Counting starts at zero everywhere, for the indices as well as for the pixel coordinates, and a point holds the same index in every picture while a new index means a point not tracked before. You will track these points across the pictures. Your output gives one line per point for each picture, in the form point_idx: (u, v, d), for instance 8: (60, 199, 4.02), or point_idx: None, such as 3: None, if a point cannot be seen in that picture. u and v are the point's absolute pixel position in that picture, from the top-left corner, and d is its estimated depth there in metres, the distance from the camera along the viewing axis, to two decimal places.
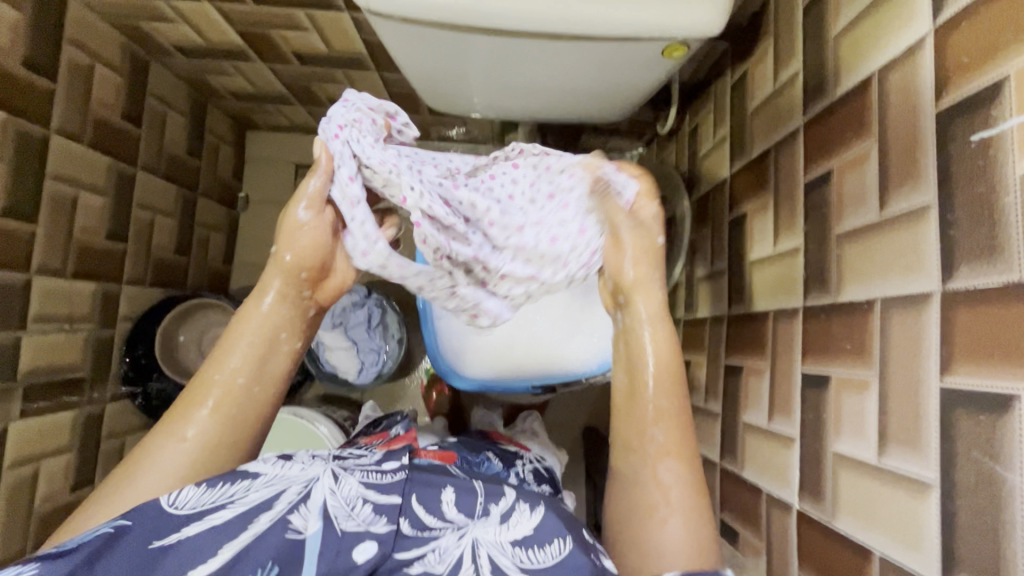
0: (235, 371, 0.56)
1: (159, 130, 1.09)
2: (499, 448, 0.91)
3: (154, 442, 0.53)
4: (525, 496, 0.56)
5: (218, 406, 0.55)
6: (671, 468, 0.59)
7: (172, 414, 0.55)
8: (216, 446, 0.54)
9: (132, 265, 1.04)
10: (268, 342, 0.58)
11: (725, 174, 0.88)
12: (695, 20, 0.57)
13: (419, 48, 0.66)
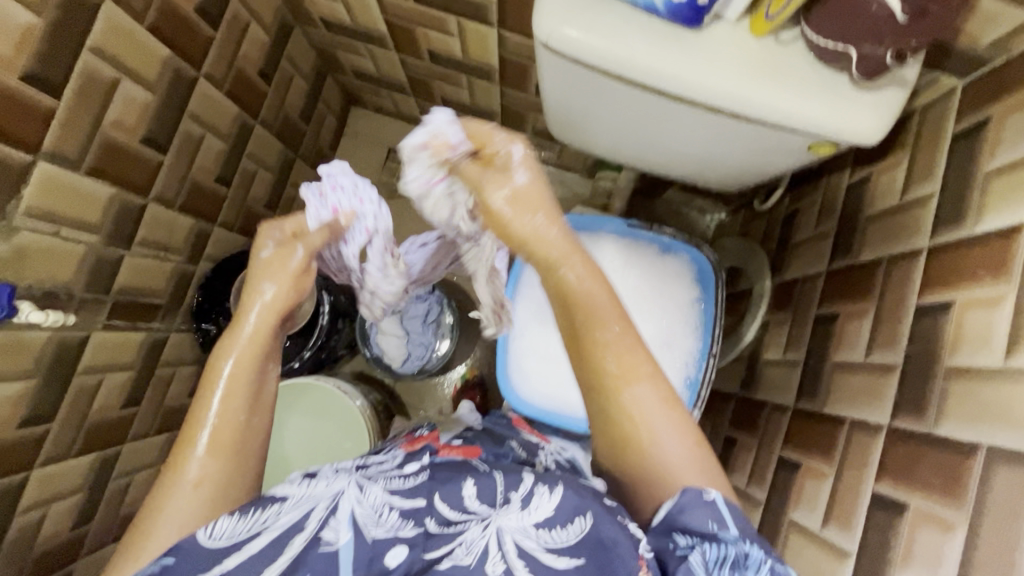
0: (231, 412, 0.55)
1: (284, 91, 1.15)
2: (521, 437, 0.80)
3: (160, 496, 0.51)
4: (543, 479, 0.55)
5: (215, 448, 0.53)
6: (650, 392, 0.54)
7: (169, 468, 0.53)
8: (227, 484, 0.53)
9: (228, 210, 1.09)
10: (256, 364, 0.57)
11: (820, 268, 0.88)
12: (852, 128, 0.58)
13: (575, 88, 0.69)
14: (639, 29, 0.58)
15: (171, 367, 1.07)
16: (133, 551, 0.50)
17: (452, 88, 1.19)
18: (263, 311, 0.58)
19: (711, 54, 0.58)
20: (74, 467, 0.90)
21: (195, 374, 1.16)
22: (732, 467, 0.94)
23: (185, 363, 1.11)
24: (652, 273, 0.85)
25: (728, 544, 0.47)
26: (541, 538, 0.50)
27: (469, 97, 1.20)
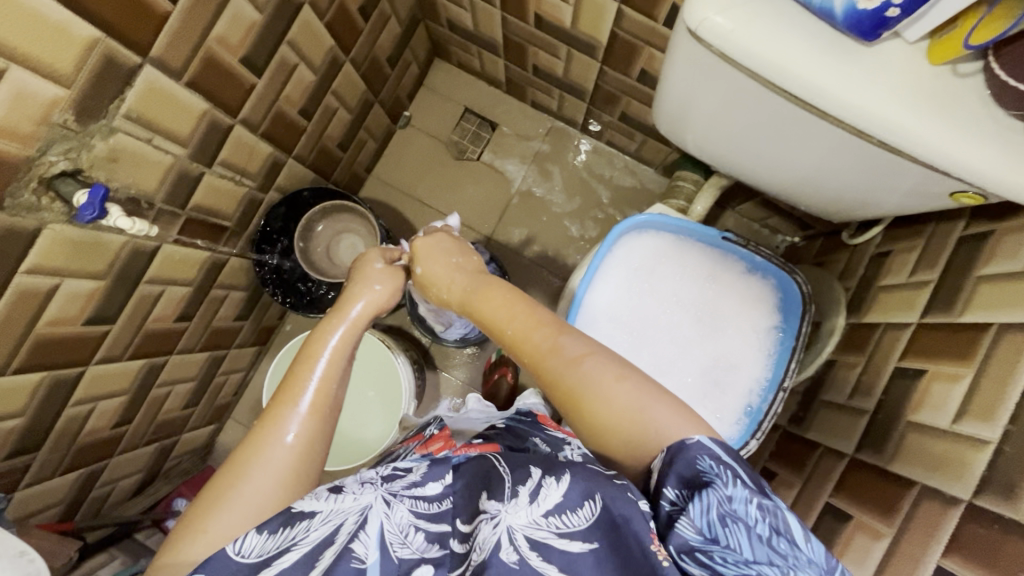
0: (325, 376, 0.62)
1: (378, 32, 1.11)
2: (546, 434, 0.76)
3: (243, 462, 0.55)
4: (550, 466, 0.52)
5: (312, 410, 0.60)
6: (598, 364, 0.59)
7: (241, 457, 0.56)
8: (305, 456, 0.58)
9: (304, 144, 1.08)
10: (350, 346, 0.67)
11: (909, 318, 0.82)
12: (1008, 180, 0.53)
13: (706, 83, 0.64)
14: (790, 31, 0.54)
15: (226, 289, 1.08)
16: (204, 510, 0.53)
17: (547, 57, 1.14)
18: (344, 325, 0.68)
19: (864, 72, 0.54)
20: (123, 371, 0.92)
21: (244, 300, 1.17)
22: None
23: (240, 287, 1.13)
24: (736, 292, 0.83)
25: (711, 492, 0.44)
26: (552, 527, 0.48)
27: (563, 69, 1.15)
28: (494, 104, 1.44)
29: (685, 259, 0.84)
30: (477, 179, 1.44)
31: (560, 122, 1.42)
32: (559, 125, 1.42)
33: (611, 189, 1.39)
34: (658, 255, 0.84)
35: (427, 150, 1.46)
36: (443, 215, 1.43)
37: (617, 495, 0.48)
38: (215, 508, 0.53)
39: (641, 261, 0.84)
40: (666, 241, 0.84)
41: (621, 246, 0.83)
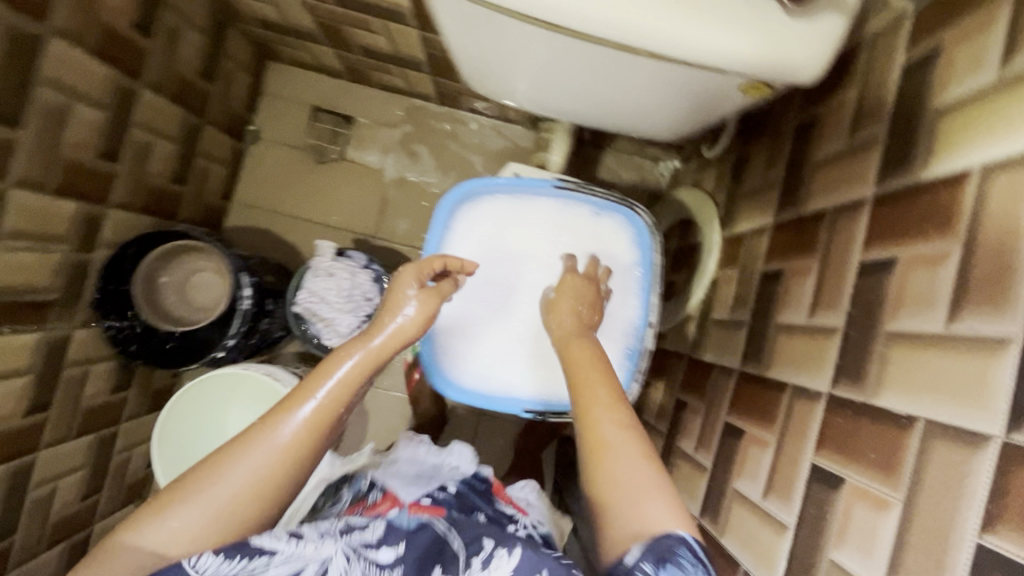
0: (334, 403, 0.55)
1: (173, 43, 1.01)
2: (493, 508, 0.71)
3: (242, 444, 0.52)
4: (505, 542, 0.53)
5: (311, 430, 0.53)
6: (628, 446, 0.56)
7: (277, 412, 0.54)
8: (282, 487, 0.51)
9: (123, 189, 0.98)
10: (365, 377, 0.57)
11: (767, 221, 0.82)
12: (776, 53, 0.51)
13: (475, 27, 0.60)
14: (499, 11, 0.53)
15: (82, 366, 0.98)
16: (216, 463, 0.51)
17: (369, 34, 1.05)
18: (360, 362, 0.57)
19: (579, 17, 0.50)
20: None
21: (115, 369, 1.07)
22: (680, 432, 0.92)
23: (101, 358, 1.02)
24: (587, 234, 0.79)
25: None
26: None
27: (390, 45, 1.07)
28: (345, 97, 1.35)
29: (526, 219, 0.79)
30: (350, 181, 1.34)
31: (418, 100, 1.34)
32: (415, 102, 1.34)
33: (478, 152, 1.33)
34: (496, 226, 0.78)
35: (288, 163, 1.34)
36: (323, 227, 1.33)
37: (546, 559, 0.50)
38: (194, 489, 0.49)
39: (478, 235, 0.78)
40: (506, 208, 0.79)
41: (450, 235, 0.78)
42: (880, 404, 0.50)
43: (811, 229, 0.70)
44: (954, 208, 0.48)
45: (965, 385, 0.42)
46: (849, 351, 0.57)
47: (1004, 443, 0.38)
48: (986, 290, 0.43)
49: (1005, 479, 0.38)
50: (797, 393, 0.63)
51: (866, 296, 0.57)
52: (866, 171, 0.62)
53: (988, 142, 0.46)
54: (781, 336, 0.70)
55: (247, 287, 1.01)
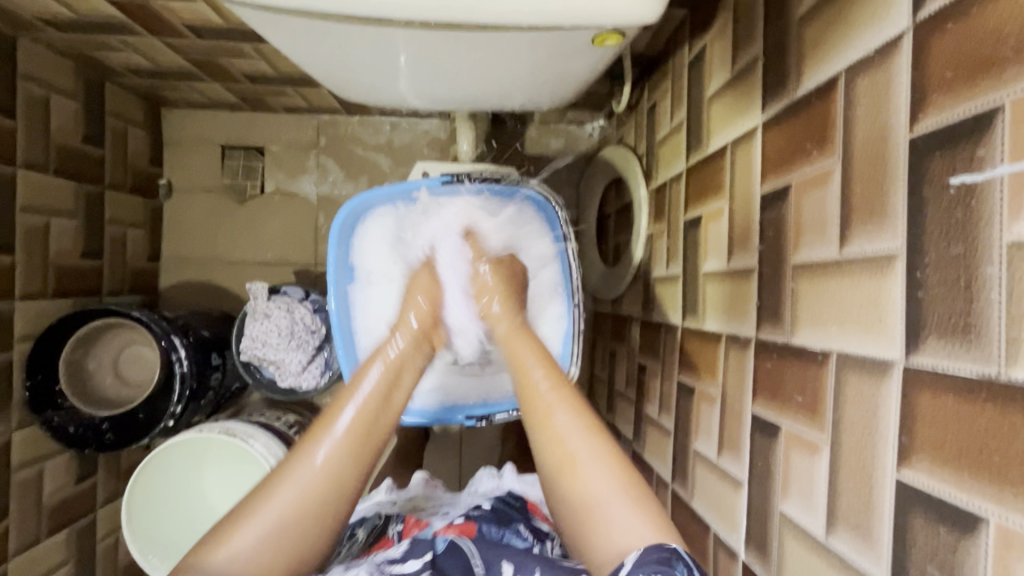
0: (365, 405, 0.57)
1: (42, 116, 0.96)
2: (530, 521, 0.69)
3: (293, 457, 0.54)
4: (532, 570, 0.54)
5: (354, 432, 0.55)
6: (573, 422, 0.55)
7: (312, 433, 0.55)
8: (329, 495, 0.53)
9: (26, 278, 0.93)
10: (390, 384, 0.60)
11: (681, 166, 0.78)
12: (620, 6, 0.49)
13: (305, 38, 0.56)
14: (315, 18, 0.51)
15: (34, 465, 0.94)
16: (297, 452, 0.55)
17: (245, 61, 0.99)
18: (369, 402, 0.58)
19: (384, 7, 0.49)
20: None
21: (75, 458, 1.04)
22: (646, 397, 0.89)
23: (53, 452, 0.98)
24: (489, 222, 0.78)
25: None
26: None
27: (270, 68, 1.02)
28: (251, 129, 1.28)
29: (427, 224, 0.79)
30: (278, 213, 1.28)
31: (325, 115, 1.27)
32: (323, 118, 1.28)
33: (396, 154, 1.28)
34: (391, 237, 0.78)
35: (209, 209, 1.28)
36: (262, 266, 1.28)
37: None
38: (251, 509, 0.51)
39: (380, 251, 0.79)
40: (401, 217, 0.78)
41: (353, 256, 0.79)
42: (797, 342, 0.47)
43: (715, 168, 0.66)
44: (829, 121, 0.44)
45: (865, 312, 0.39)
46: (765, 292, 0.54)
47: (904, 369, 0.35)
48: (866, 206, 0.39)
49: (911, 405, 0.35)
50: (729, 343, 0.60)
51: (768, 232, 0.53)
52: (749, 98, 0.58)
53: (847, 44, 0.42)
54: (709, 285, 0.67)
55: (182, 348, 0.97)
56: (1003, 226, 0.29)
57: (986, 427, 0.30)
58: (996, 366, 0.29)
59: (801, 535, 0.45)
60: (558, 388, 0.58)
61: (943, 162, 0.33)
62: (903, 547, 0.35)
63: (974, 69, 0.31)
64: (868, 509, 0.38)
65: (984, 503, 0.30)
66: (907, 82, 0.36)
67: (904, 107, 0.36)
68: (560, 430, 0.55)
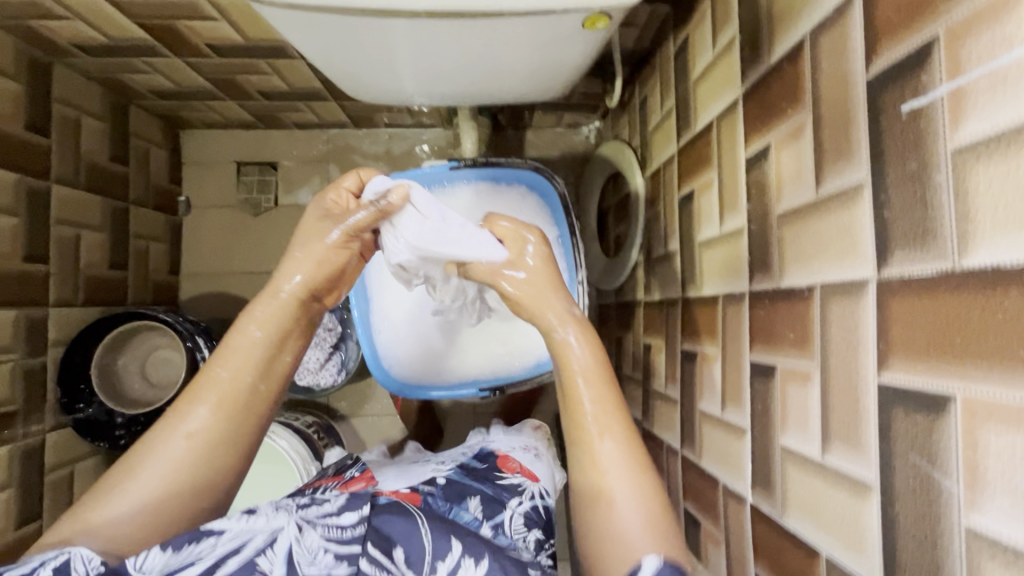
0: (237, 372, 0.56)
1: (73, 136, 1.02)
2: (496, 484, 0.71)
3: (161, 427, 0.53)
4: (470, 547, 0.52)
5: (221, 401, 0.55)
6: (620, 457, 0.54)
7: (179, 401, 0.55)
8: (214, 445, 0.54)
9: (59, 287, 0.99)
10: (272, 352, 0.58)
11: (673, 148, 0.83)
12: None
13: (323, 36, 0.62)
14: (332, 15, 0.57)
15: (66, 467, 0.98)
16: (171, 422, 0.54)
17: (260, 77, 1.06)
18: (245, 365, 0.57)
19: None
20: None
21: (104, 463, 1.07)
22: (653, 374, 0.92)
23: (83, 455, 1.02)
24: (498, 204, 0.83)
25: None
26: None
27: (283, 83, 1.08)
28: (264, 145, 1.35)
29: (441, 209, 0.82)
30: (291, 223, 1.33)
31: (334, 129, 1.34)
32: (333, 132, 1.34)
33: (402, 162, 1.35)
34: None
35: (225, 222, 1.34)
36: None
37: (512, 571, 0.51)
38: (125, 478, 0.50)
39: None
40: None
41: None
42: (786, 284, 0.51)
43: (704, 143, 0.71)
44: (799, 80, 0.49)
45: (842, 241, 0.43)
46: (755, 246, 0.57)
47: (878, 282, 0.39)
48: (835, 147, 0.44)
49: (886, 312, 0.38)
50: (726, 301, 0.64)
51: (754, 190, 0.58)
52: (729, 74, 0.63)
53: (809, 9, 0.48)
54: (705, 253, 0.71)
55: (206, 349, 1.01)
56: (947, 137, 0.33)
57: (947, 315, 0.33)
58: (951, 259, 0.33)
59: (801, 462, 0.48)
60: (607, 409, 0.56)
61: (896, 94, 0.37)
62: (888, 442, 0.38)
63: (912, 10, 0.36)
64: (856, 419, 0.41)
65: (950, 382, 0.33)
66: (861, 31, 0.41)
67: (860, 54, 0.41)
68: (606, 470, 0.53)
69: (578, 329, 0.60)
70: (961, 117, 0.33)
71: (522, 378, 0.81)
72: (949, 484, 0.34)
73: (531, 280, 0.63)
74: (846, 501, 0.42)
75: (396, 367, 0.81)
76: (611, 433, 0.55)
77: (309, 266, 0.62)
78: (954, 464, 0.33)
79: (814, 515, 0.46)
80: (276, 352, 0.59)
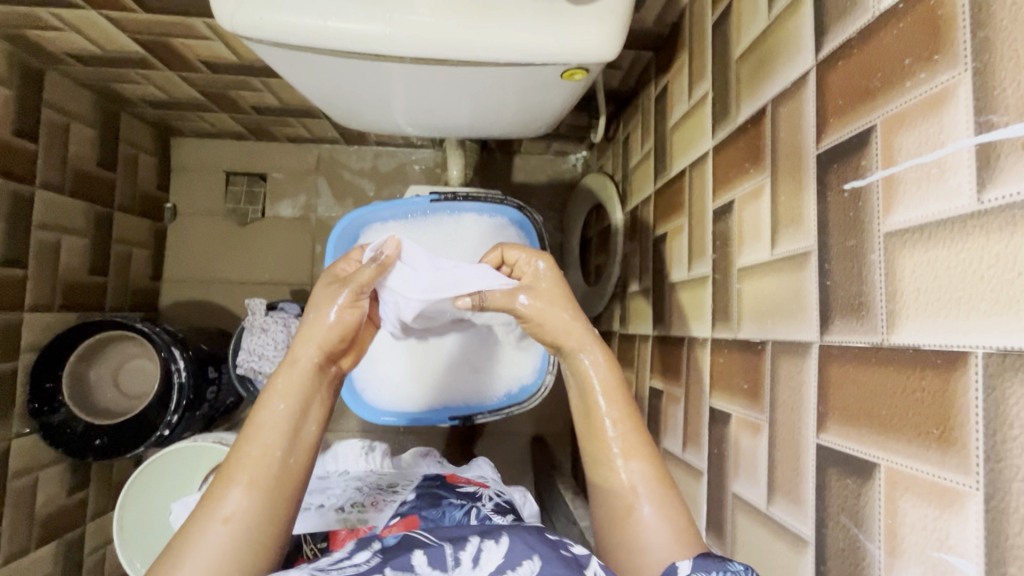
0: (268, 446, 0.50)
1: (61, 141, 1.03)
2: (461, 489, 0.72)
3: (195, 524, 0.47)
4: (484, 531, 0.49)
5: (252, 482, 0.48)
6: (657, 500, 0.51)
7: (207, 492, 0.49)
8: (252, 534, 0.47)
9: (36, 291, 0.99)
10: (301, 412, 0.52)
11: (650, 189, 0.86)
12: (583, 45, 0.57)
13: (311, 71, 0.64)
14: (319, 53, 0.59)
15: (30, 474, 0.97)
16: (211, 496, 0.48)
17: (252, 93, 1.07)
18: (271, 433, 0.50)
19: (380, 44, 0.56)
20: None
21: (70, 470, 1.06)
22: None
23: (49, 462, 1.01)
24: (474, 235, 0.84)
25: None
26: None
27: (276, 100, 1.10)
28: (254, 157, 1.36)
29: (425, 239, 0.84)
30: (277, 235, 1.34)
31: (325, 145, 1.36)
32: (323, 147, 1.36)
33: (391, 181, 1.36)
34: None
35: (210, 231, 1.34)
36: (260, 286, 1.33)
37: (533, 541, 0.47)
38: None
39: None
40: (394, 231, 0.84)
41: None
42: (742, 336, 0.53)
43: (677, 190, 0.73)
44: (761, 143, 0.51)
45: (790, 303, 0.45)
46: (718, 294, 0.60)
47: (819, 347, 0.41)
48: (788, 214, 0.46)
49: (826, 376, 0.40)
50: (691, 344, 0.66)
51: (719, 240, 0.60)
52: (701, 128, 0.66)
53: (771, 80, 0.50)
54: (674, 295, 0.73)
55: (181, 359, 1.02)
56: (880, 219, 0.36)
57: (873, 386, 0.36)
58: (881, 335, 0.35)
59: (749, 510, 0.50)
60: (627, 430, 0.54)
61: (839, 172, 0.40)
62: (823, 502, 0.40)
63: (856, 98, 0.39)
64: (797, 475, 0.43)
65: (876, 451, 0.35)
66: (813, 109, 0.43)
67: (811, 130, 0.43)
68: (630, 495, 0.51)
69: (598, 350, 0.57)
70: (892, 204, 0.35)
71: (492, 409, 0.82)
72: (872, 547, 0.35)
73: (538, 293, 0.60)
74: (786, 553, 0.44)
75: (367, 391, 0.82)
76: (632, 448, 0.53)
77: (318, 333, 0.55)
78: (877, 527, 0.35)
79: (758, 564, 0.48)
80: (305, 415, 0.52)
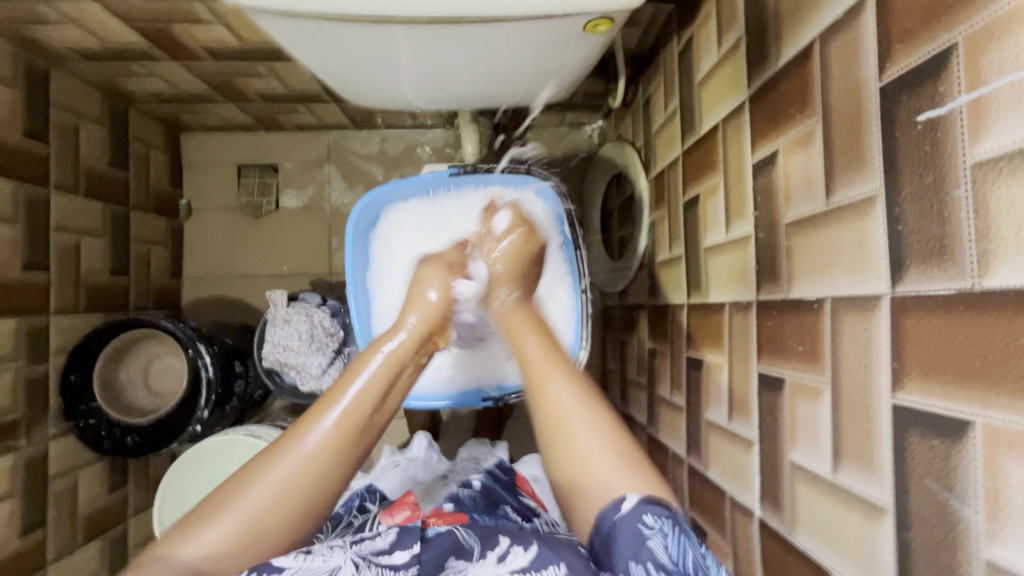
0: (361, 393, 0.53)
1: (71, 142, 1.02)
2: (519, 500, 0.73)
3: (281, 446, 0.50)
4: (519, 538, 0.51)
5: (344, 424, 0.51)
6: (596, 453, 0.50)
7: (299, 421, 0.52)
8: (329, 471, 0.50)
9: (59, 294, 0.99)
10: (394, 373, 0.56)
11: (677, 151, 0.82)
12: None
13: (318, 43, 0.61)
14: (326, 20, 0.56)
15: (70, 474, 0.98)
16: (262, 462, 0.50)
17: (258, 80, 1.05)
18: (371, 382, 0.54)
19: (390, 5, 0.53)
20: None
21: (108, 469, 1.07)
22: (658, 381, 0.90)
23: (87, 462, 1.02)
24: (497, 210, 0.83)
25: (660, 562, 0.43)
26: None
27: (282, 86, 1.07)
28: (264, 148, 1.34)
29: (447, 216, 0.83)
30: (293, 225, 1.32)
31: (334, 131, 1.33)
32: (333, 134, 1.33)
33: (403, 164, 1.33)
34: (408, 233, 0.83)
35: (226, 225, 1.33)
36: (279, 278, 1.32)
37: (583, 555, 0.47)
38: (241, 495, 0.48)
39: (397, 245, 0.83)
40: (416, 209, 0.83)
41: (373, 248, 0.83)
42: (794, 295, 0.50)
43: (708, 147, 0.69)
44: (808, 85, 0.47)
45: (853, 253, 0.42)
46: (762, 253, 0.56)
47: (892, 299, 0.37)
48: (846, 157, 0.42)
49: (901, 331, 0.37)
50: (733, 309, 0.63)
51: (762, 196, 0.56)
52: (735, 78, 0.61)
53: (818, 12, 0.46)
54: (711, 259, 0.69)
55: (208, 355, 1.01)
56: (965, 150, 0.32)
57: (963, 337, 0.32)
58: (971, 280, 0.32)
59: (812, 479, 0.47)
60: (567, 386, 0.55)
61: (910, 103, 0.36)
62: (904, 466, 0.37)
63: (928, 17, 0.34)
64: (869, 440, 0.40)
65: (970, 408, 0.32)
66: (873, 37, 0.39)
67: (872, 60, 0.39)
68: (576, 461, 0.50)
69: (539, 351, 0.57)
70: (980, 131, 0.31)
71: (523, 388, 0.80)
72: (968, 512, 0.32)
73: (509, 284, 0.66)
74: (859, 523, 0.41)
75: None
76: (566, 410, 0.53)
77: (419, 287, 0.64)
78: (974, 490, 0.32)
79: (825, 534, 0.45)
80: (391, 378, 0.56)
